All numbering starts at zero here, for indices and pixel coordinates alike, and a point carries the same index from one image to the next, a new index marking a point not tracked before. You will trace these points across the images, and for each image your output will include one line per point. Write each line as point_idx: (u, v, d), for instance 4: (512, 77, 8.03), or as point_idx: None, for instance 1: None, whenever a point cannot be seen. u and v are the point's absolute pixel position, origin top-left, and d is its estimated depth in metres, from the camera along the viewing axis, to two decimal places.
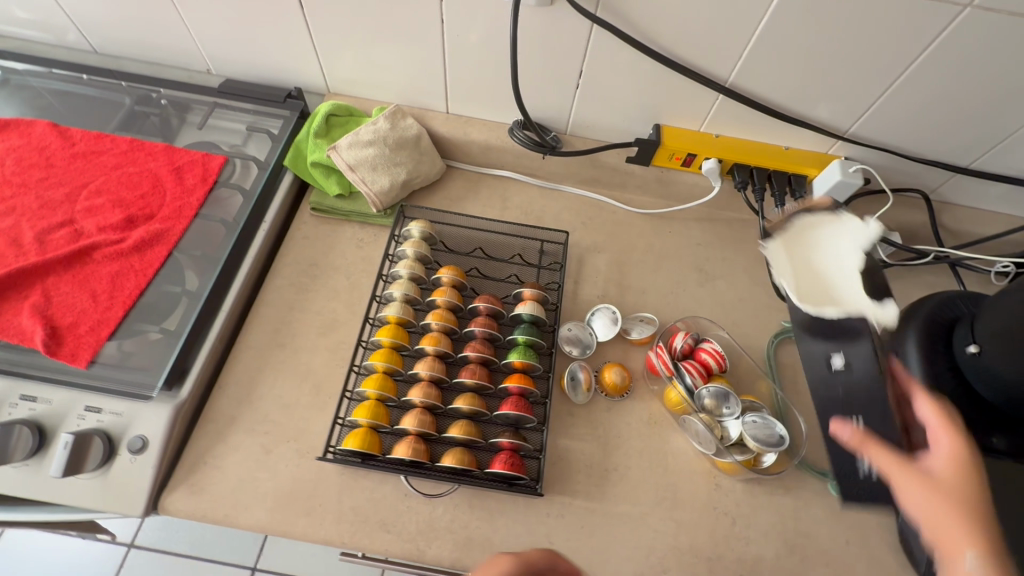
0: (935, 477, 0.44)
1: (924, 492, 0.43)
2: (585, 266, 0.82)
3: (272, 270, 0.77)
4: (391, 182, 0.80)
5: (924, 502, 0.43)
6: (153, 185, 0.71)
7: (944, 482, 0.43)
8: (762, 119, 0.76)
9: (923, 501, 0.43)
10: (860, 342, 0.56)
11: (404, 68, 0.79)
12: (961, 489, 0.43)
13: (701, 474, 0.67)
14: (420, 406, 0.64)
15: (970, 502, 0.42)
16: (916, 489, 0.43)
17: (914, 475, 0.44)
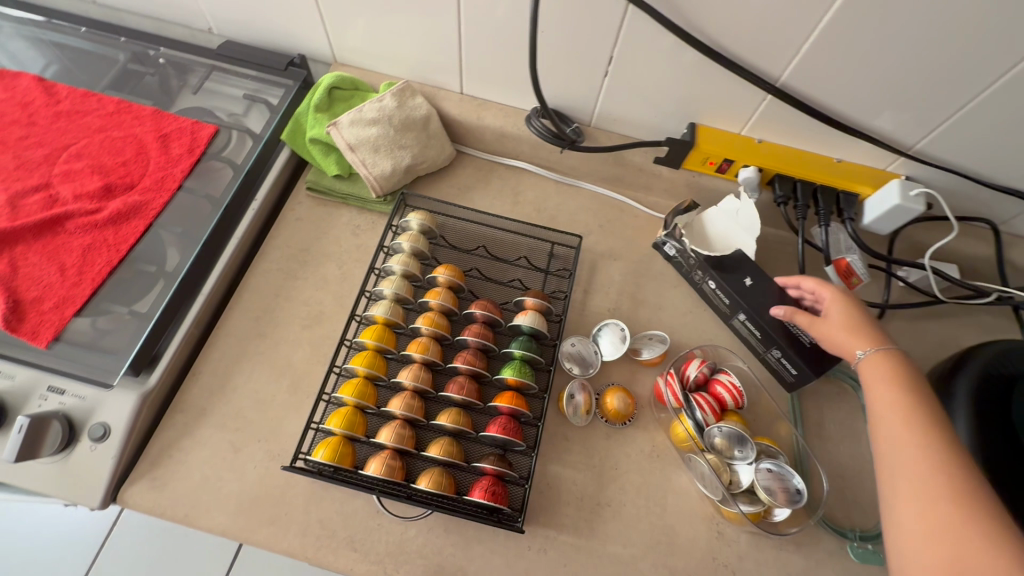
0: (899, 391, 0.51)
1: (877, 369, 0.54)
2: (598, 274, 0.75)
3: (260, 252, 0.72)
4: (394, 167, 0.73)
5: (895, 418, 0.49)
6: (137, 152, 0.66)
7: (908, 402, 0.50)
8: (814, 126, 0.67)
9: (885, 402, 0.51)
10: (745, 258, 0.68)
11: (416, 41, 0.72)
12: (919, 400, 0.50)
13: (702, 518, 0.61)
14: (400, 418, 0.59)
15: (903, 375, 0.53)
16: (886, 403, 0.51)
17: (888, 395, 0.51)
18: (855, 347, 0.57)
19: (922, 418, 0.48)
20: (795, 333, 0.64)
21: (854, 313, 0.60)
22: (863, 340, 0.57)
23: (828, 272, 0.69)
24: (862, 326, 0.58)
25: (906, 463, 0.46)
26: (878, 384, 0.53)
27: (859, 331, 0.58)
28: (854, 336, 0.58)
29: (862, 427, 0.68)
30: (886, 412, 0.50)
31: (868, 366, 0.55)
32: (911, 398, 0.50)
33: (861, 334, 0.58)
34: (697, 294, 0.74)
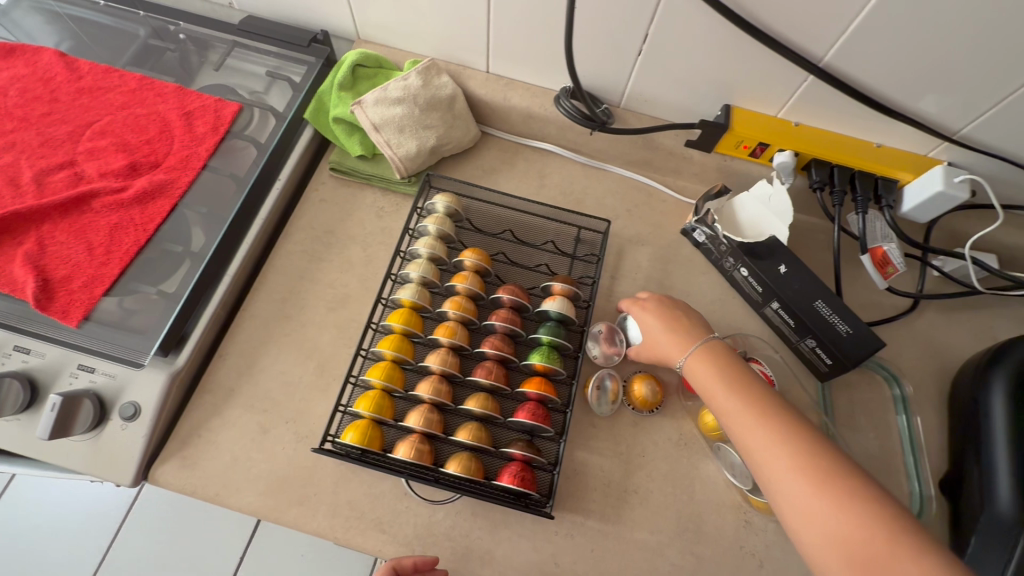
0: (726, 385, 0.53)
1: (700, 370, 0.56)
2: (625, 260, 0.74)
3: (284, 233, 0.71)
4: (418, 148, 0.72)
5: (752, 428, 0.49)
6: (161, 130, 0.65)
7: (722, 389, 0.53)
8: (854, 109, 0.64)
9: (733, 412, 0.51)
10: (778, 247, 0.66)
11: (443, 17, 0.70)
12: (752, 400, 0.51)
13: (730, 506, 0.61)
14: (428, 403, 0.59)
15: (721, 365, 0.55)
16: (734, 413, 0.51)
17: (733, 407, 0.51)
18: (674, 356, 0.59)
19: (780, 421, 0.49)
20: (830, 323, 0.62)
21: (669, 316, 0.62)
22: (681, 344, 0.59)
23: (864, 260, 0.68)
24: (681, 327, 0.60)
25: (790, 481, 0.45)
26: (711, 388, 0.54)
27: (683, 335, 0.59)
28: (675, 344, 0.59)
29: (894, 418, 0.66)
30: (734, 417, 0.51)
31: (696, 371, 0.56)
32: (760, 399, 0.51)
33: (684, 340, 0.59)
34: (727, 281, 0.73)
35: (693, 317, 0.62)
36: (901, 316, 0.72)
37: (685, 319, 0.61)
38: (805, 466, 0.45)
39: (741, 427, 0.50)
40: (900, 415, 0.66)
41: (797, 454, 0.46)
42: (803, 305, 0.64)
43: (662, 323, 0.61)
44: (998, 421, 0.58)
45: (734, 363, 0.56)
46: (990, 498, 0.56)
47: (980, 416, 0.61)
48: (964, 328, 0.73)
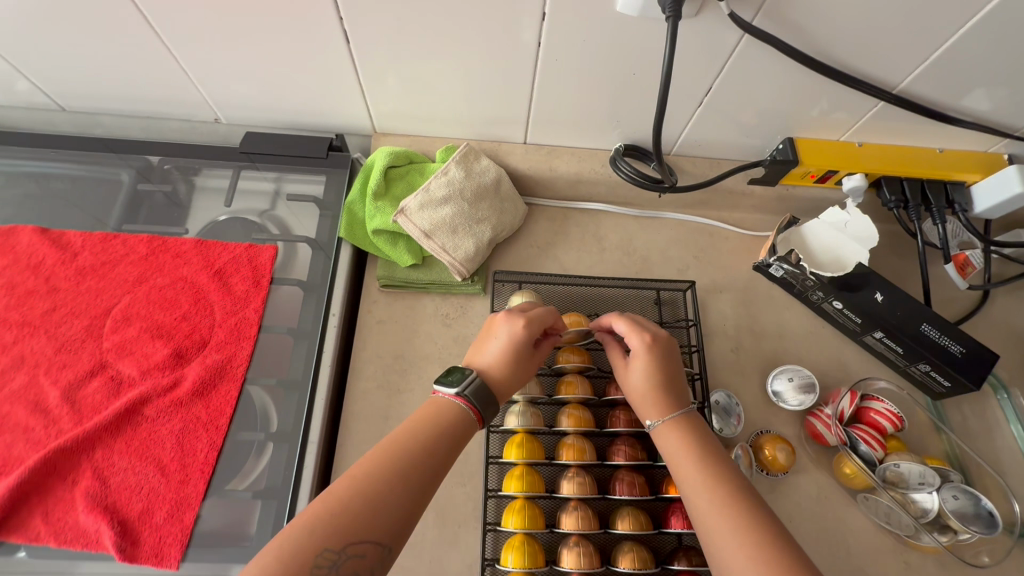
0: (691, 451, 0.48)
1: (673, 440, 0.49)
2: (709, 312, 0.71)
3: (352, 371, 0.64)
4: (476, 245, 0.65)
5: (706, 500, 0.44)
6: (196, 299, 0.58)
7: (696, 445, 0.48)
8: (923, 124, 0.63)
9: (697, 485, 0.45)
10: (867, 274, 0.65)
11: (478, 100, 0.63)
12: (717, 474, 0.45)
13: (887, 551, 0.60)
14: (577, 535, 0.54)
15: (693, 434, 0.49)
16: (696, 485, 0.45)
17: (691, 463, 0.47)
18: (648, 413, 0.52)
19: (731, 492, 0.44)
20: (942, 345, 0.62)
21: (657, 380, 0.52)
22: (657, 408, 0.51)
23: (949, 268, 0.68)
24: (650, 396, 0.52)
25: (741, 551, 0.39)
26: (680, 458, 0.48)
27: (661, 395, 0.52)
28: (652, 400, 0.52)
29: (1001, 415, 0.68)
30: (697, 487, 0.45)
31: (666, 439, 0.50)
32: (713, 468, 0.46)
33: (662, 397, 0.52)
34: (815, 312, 0.71)
35: (675, 371, 0.54)
36: (981, 308, 0.73)
37: (654, 371, 0.53)
38: (756, 542, 0.40)
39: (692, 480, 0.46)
40: (1009, 412, 0.68)
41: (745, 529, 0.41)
42: (910, 332, 0.63)
43: (647, 380, 0.53)
44: None
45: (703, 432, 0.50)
46: None
47: None
48: None
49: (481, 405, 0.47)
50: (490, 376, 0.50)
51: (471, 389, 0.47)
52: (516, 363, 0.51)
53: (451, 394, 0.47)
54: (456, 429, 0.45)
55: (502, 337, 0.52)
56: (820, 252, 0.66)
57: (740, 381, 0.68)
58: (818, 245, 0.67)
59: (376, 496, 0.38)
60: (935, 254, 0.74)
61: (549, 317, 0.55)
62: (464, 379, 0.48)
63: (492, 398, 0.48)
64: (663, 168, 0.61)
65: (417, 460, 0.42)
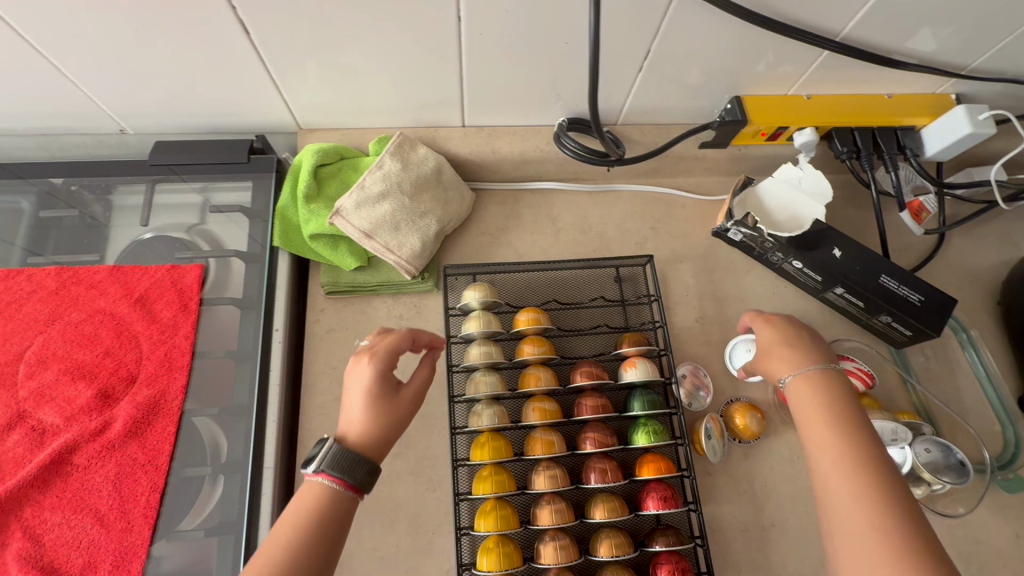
0: (826, 416, 0.44)
1: (799, 390, 0.47)
2: (671, 284, 0.69)
3: (305, 386, 0.60)
4: (422, 240, 0.62)
5: (832, 453, 0.41)
6: (119, 333, 0.54)
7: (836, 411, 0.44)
8: (869, 71, 0.61)
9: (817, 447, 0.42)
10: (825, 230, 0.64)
11: (405, 84, 0.59)
12: (847, 423, 0.43)
13: None
14: (553, 530, 0.53)
15: (834, 397, 0.45)
16: (814, 429, 0.44)
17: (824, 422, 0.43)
18: (779, 372, 0.50)
19: (860, 453, 0.40)
20: (901, 295, 0.61)
21: (796, 344, 0.50)
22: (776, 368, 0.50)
23: (904, 217, 0.66)
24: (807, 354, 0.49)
25: (829, 475, 0.40)
26: (810, 410, 0.45)
27: (786, 351, 0.50)
28: (782, 357, 0.50)
29: (962, 357, 0.69)
30: (811, 424, 0.44)
31: (796, 390, 0.47)
32: (851, 435, 0.42)
33: (796, 355, 0.49)
34: (776, 273, 0.70)
35: (816, 344, 0.51)
36: (938, 252, 0.73)
37: (781, 329, 0.52)
38: (862, 488, 0.39)
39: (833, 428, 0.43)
40: (969, 353, 0.68)
41: (858, 474, 0.39)
42: (870, 285, 0.62)
43: (774, 335, 0.52)
44: None
45: (839, 391, 0.46)
46: None
47: None
48: (994, 244, 0.74)
49: (347, 472, 0.40)
50: (357, 437, 0.42)
51: (330, 460, 0.40)
52: (384, 410, 0.44)
53: (308, 474, 0.39)
54: (331, 512, 0.39)
55: (359, 385, 0.44)
56: (780, 212, 0.65)
57: (707, 351, 0.66)
58: (776, 204, 0.66)
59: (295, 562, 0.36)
60: (891, 202, 0.73)
61: (406, 340, 0.48)
62: (320, 450, 0.40)
63: (362, 457, 0.41)
64: (606, 142, 0.58)
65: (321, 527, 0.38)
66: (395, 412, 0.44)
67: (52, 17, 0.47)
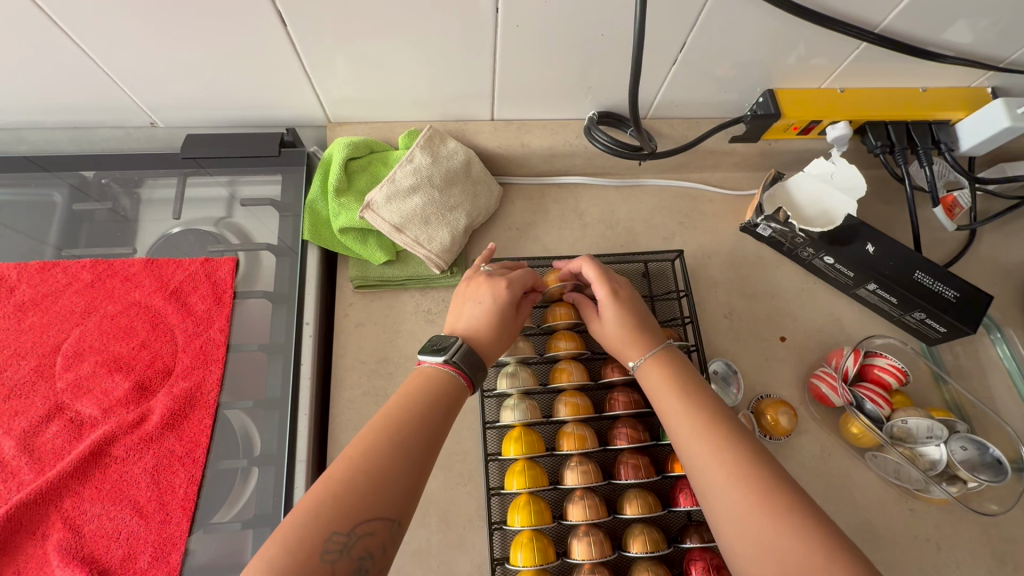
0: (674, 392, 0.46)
1: (649, 369, 0.49)
2: (699, 279, 0.69)
3: (335, 380, 0.60)
4: (452, 234, 0.62)
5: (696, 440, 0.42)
6: (154, 325, 0.54)
7: (688, 401, 0.45)
8: (906, 63, 0.60)
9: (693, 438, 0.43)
10: (857, 226, 0.64)
11: (438, 77, 0.58)
12: (699, 404, 0.45)
13: (892, 501, 0.60)
14: (586, 525, 0.53)
15: (677, 377, 0.48)
16: (678, 418, 0.44)
17: (681, 413, 0.44)
18: (627, 355, 0.52)
19: (736, 447, 0.41)
20: (936, 291, 0.61)
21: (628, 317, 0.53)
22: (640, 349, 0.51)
23: (938, 211, 0.65)
24: (636, 330, 0.52)
25: (718, 483, 0.40)
26: (657, 388, 0.48)
27: (639, 334, 0.52)
28: (629, 341, 0.52)
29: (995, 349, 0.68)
30: (681, 423, 0.44)
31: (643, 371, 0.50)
32: (705, 412, 0.44)
33: (638, 334, 0.52)
34: (805, 268, 0.69)
35: (647, 316, 0.54)
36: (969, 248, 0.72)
37: (626, 309, 0.53)
38: (756, 491, 0.38)
39: (689, 415, 0.44)
40: (1001, 346, 0.68)
41: (740, 475, 0.39)
42: (904, 280, 0.61)
43: (615, 315, 0.53)
44: None
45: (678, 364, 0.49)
46: None
47: None
48: None
49: (471, 369, 0.46)
50: (476, 339, 0.49)
51: (459, 355, 0.46)
52: (499, 324, 0.50)
53: (439, 361, 0.46)
54: (446, 395, 0.44)
55: (483, 301, 0.51)
56: (808, 207, 0.64)
57: (736, 347, 0.66)
58: (805, 200, 0.65)
59: (381, 476, 0.37)
60: (922, 197, 0.73)
61: (529, 277, 0.55)
62: (452, 346, 0.46)
63: (481, 364, 0.47)
64: (641, 136, 0.57)
65: (410, 442, 0.39)
66: (506, 330, 0.51)
67: (90, 7, 0.47)
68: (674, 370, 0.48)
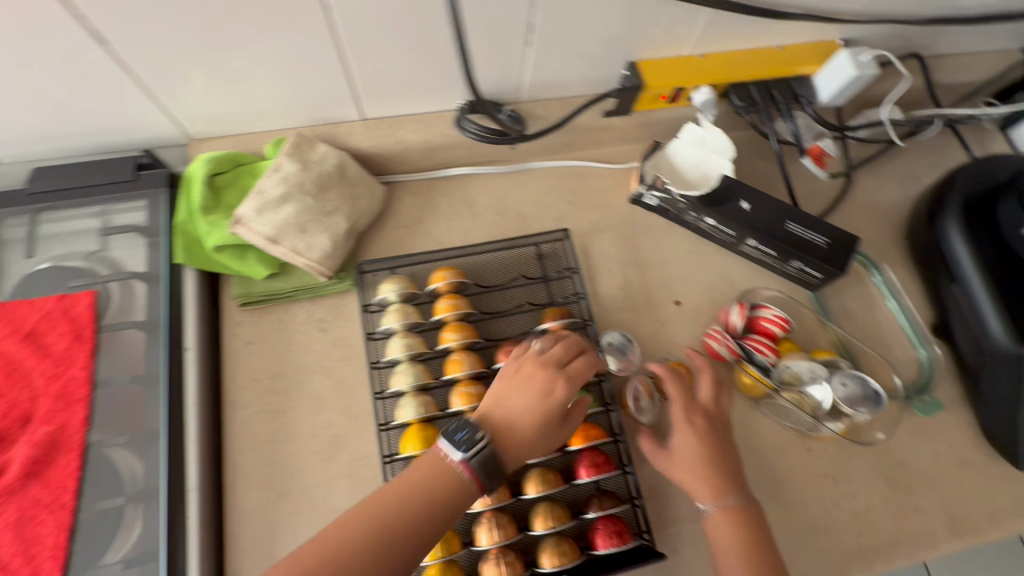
0: (712, 431, 0.56)
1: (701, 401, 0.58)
2: (592, 255, 0.70)
3: (228, 402, 0.59)
4: (332, 240, 0.61)
5: (712, 469, 0.54)
6: (11, 371, 0.53)
7: (720, 448, 0.55)
8: (754, 24, 0.62)
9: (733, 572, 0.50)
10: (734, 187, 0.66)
11: (290, 82, 0.57)
12: (739, 477, 0.54)
13: (791, 444, 0.63)
14: (489, 510, 0.53)
15: (749, 524, 0.52)
16: (696, 454, 0.54)
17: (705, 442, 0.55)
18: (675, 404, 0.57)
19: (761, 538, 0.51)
20: (808, 239, 0.63)
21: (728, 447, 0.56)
22: (714, 487, 0.53)
23: (807, 161, 0.68)
24: (726, 436, 0.56)
25: (732, 554, 0.51)
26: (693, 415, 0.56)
27: (722, 441, 0.56)
28: (692, 407, 0.57)
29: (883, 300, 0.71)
30: (698, 455, 0.54)
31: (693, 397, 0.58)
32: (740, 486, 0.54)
33: (717, 418, 0.57)
34: (694, 232, 0.71)
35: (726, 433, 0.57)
36: (846, 194, 0.76)
37: (716, 400, 0.58)
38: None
39: (717, 450, 0.55)
40: (890, 300, 0.71)
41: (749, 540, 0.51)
42: (778, 233, 0.64)
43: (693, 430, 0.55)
44: (964, 264, 0.64)
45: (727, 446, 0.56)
46: (982, 331, 0.63)
47: (948, 265, 0.66)
48: (896, 181, 0.78)
49: (484, 477, 0.46)
50: (501, 436, 0.48)
51: (479, 458, 0.46)
52: (523, 412, 0.50)
53: (456, 459, 0.46)
54: (445, 502, 0.45)
55: (530, 397, 0.50)
56: (690, 174, 0.67)
57: (634, 316, 0.67)
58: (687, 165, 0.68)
59: (383, 537, 0.42)
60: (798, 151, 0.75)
61: (586, 369, 0.53)
62: (472, 445, 0.46)
63: (499, 471, 0.47)
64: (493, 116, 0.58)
65: (401, 540, 0.42)
66: (546, 432, 0.50)
67: None
68: (723, 434, 0.56)
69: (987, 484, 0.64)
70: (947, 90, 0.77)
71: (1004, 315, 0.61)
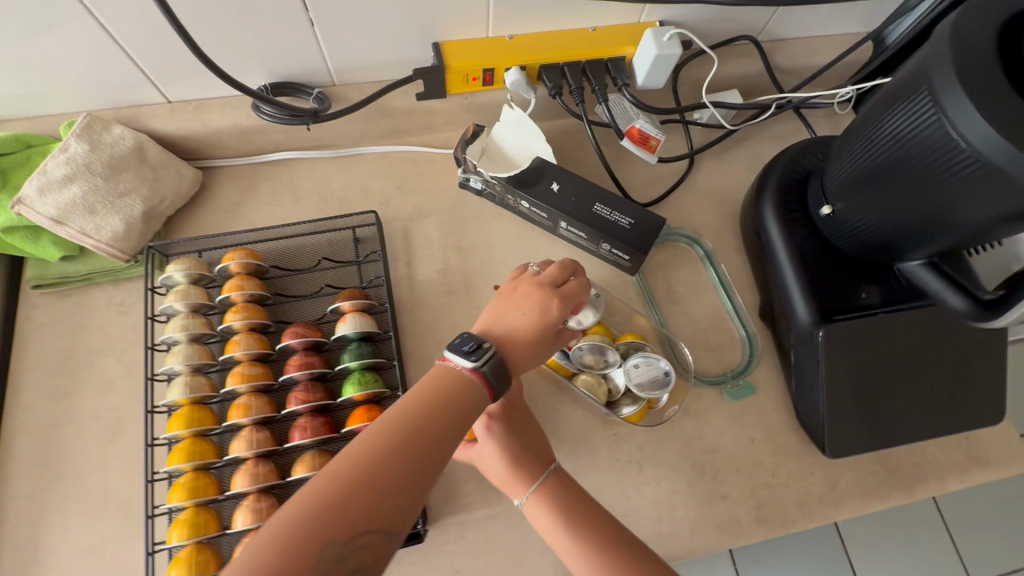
0: (511, 431, 0.54)
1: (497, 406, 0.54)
2: (414, 239, 0.69)
3: (13, 385, 0.59)
4: (125, 222, 0.60)
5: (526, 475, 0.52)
6: None
7: (528, 447, 0.53)
8: (551, 5, 0.61)
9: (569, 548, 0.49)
10: (547, 169, 0.65)
11: (66, 65, 0.56)
12: (560, 477, 0.52)
13: (597, 430, 0.62)
14: (253, 493, 0.52)
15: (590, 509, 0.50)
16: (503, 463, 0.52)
17: (507, 447, 0.53)
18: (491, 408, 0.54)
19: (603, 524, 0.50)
20: (613, 220, 0.63)
21: (533, 440, 0.54)
22: (524, 477, 0.52)
23: (626, 143, 0.71)
24: (529, 435, 0.54)
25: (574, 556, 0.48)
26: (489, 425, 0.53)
27: (528, 439, 0.54)
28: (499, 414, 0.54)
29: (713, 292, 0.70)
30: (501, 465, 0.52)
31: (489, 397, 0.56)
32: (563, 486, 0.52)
33: (513, 413, 0.55)
34: (519, 217, 0.70)
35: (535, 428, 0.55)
36: (684, 179, 0.75)
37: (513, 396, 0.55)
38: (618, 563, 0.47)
39: (523, 449, 0.53)
40: (725, 299, 0.69)
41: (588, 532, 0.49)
42: (585, 215, 0.63)
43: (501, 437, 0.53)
44: (776, 249, 0.64)
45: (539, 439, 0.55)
46: (791, 315, 0.62)
47: (765, 250, 0.66)
48: (740, 167, 0.77)
49: (496, 381, 0.44)
50: (505, 342, 0.47)
51: (489, 365, 0.44)
52: (515, 334, 0.48)
53: (468, 367, 0.43)
54: (463, 401, 0.42)
55: (530, 313, 0.49)
56: (516, 157, 0.66)
57: (449, 301, 0.66)
58: (513, 148, 0.66)
59: (384, 468, 0.36)
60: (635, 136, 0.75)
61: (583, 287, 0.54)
62: (482, 353, 0.44)
63: (507, 376, 0.45)
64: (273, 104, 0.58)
65: (425, 442, 0.38)
66: (540, 351, 0.49)
67: None
68: (526, 435, 0.54)
69: (801, 471, 0.62)
70: (790, 75, 0.76)
71: (809, 299, 0.60)
